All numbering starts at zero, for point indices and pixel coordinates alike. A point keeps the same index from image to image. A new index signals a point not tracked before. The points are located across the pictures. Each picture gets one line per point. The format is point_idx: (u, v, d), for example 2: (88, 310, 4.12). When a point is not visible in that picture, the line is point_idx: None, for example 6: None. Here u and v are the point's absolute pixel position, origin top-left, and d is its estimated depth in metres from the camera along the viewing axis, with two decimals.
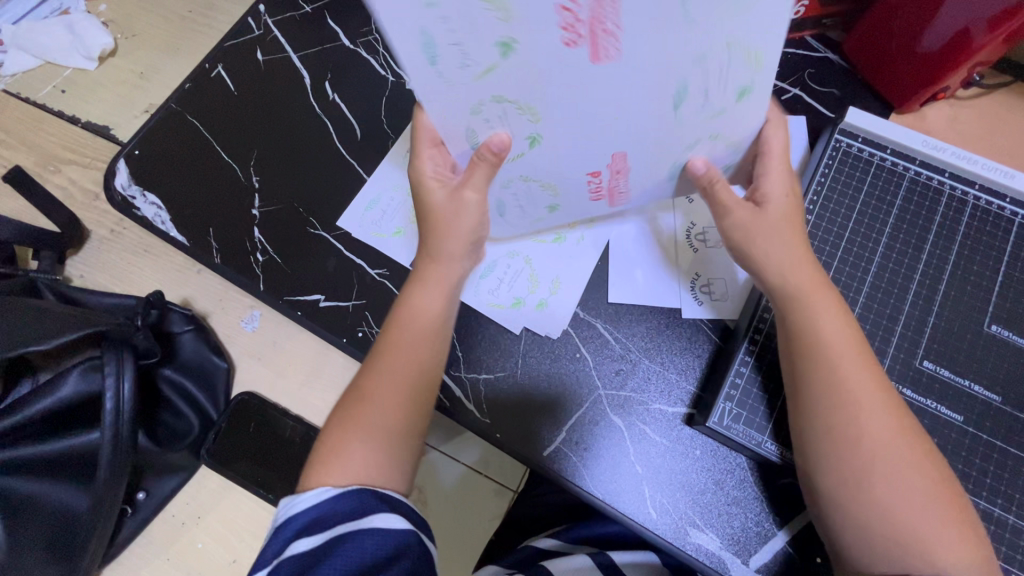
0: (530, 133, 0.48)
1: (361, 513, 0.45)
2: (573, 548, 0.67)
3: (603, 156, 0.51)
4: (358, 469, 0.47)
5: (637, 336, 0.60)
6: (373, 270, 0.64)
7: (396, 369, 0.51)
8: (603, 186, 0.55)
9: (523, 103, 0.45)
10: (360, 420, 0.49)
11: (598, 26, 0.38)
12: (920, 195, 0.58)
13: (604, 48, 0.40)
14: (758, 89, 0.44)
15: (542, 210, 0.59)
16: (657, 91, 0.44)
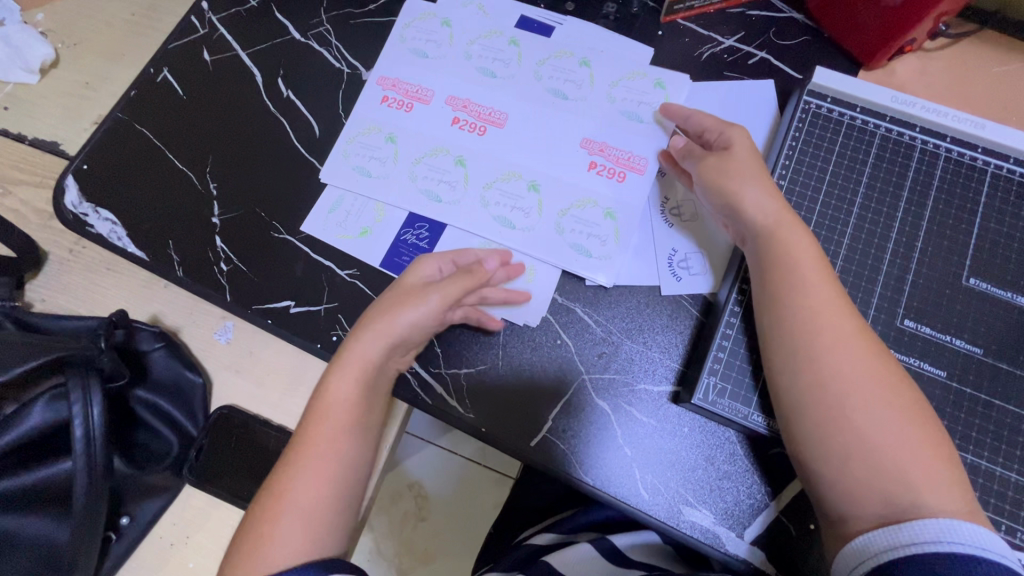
0: (527, 183, 0.62)
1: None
2: (573, 537, 0.67)
3: (582, 152, 0.63)
4: (294, 546, 0.48)
5: (618, 317, 0.59)
6: (343, 271, 0.62)
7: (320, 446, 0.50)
8: (617, 168, 0.62)
9: (499, 171, 0.63)
10: (284, 505, 0.49)
11: (481, 117, 0.64)
12: (893, 151, 0.57)
13: (494, 116, 0.64)
14: (612, 78, 0.65)
15: (604, 223, 0.61)
16: (571, 115, 0.64)
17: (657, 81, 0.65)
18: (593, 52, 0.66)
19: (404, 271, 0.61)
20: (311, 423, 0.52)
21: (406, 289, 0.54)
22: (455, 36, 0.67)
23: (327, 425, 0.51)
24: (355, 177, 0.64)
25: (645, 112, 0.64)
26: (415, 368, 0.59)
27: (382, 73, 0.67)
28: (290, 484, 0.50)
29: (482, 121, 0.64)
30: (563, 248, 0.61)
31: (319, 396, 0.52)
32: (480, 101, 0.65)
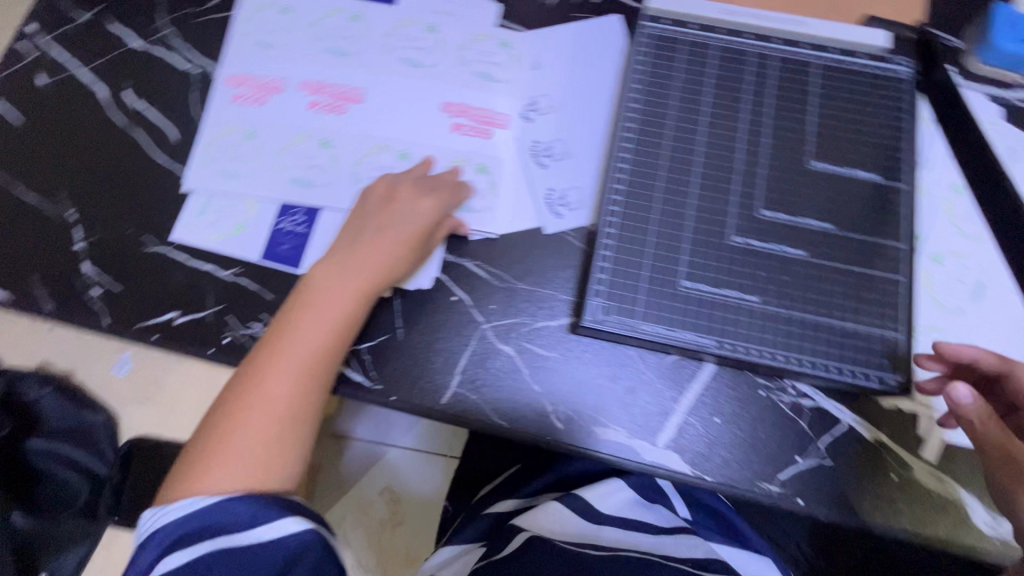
0: (396, 154, 0.62)
1: (249, 524, 0.45)
2: (533, 499, 0.72)
3: (445, 115, 0.63)
4: (247, 470, 0.48)
5: (510, 264, 0.60)
6: (226, 271, 0.60)
7: (286, 373, 0.50)
8: (479, 126, 0.63)
9: (366, 145, 0.62)
10: (246, 426, 0.49)
11: (341, 97, 0.63)
12: (731, 60, 0.61)
13: (352, 94, 0.63)
14: (459, 34, 0.65)
15: (478, 177, 0.62)
16: (428, 79, 0.64)
17: (502, 41, 0.66)
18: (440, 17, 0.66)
19: (287, 260, 0.59)
20: (272, 351, 0.51)
21: (402, 216, 0.57)
22: (298, 20, 0.66)
23: (291, 360, 0.51)
24: (220, 179, 0.62)
25: (497, 70, 0.65)
26: None
27: (230, 71, 0.65)
28: (244, 412, 0.49)
29: (343, 98, 0.63)
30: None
31: (296, 317, 0.52)
32: (340, 80, 0.64)
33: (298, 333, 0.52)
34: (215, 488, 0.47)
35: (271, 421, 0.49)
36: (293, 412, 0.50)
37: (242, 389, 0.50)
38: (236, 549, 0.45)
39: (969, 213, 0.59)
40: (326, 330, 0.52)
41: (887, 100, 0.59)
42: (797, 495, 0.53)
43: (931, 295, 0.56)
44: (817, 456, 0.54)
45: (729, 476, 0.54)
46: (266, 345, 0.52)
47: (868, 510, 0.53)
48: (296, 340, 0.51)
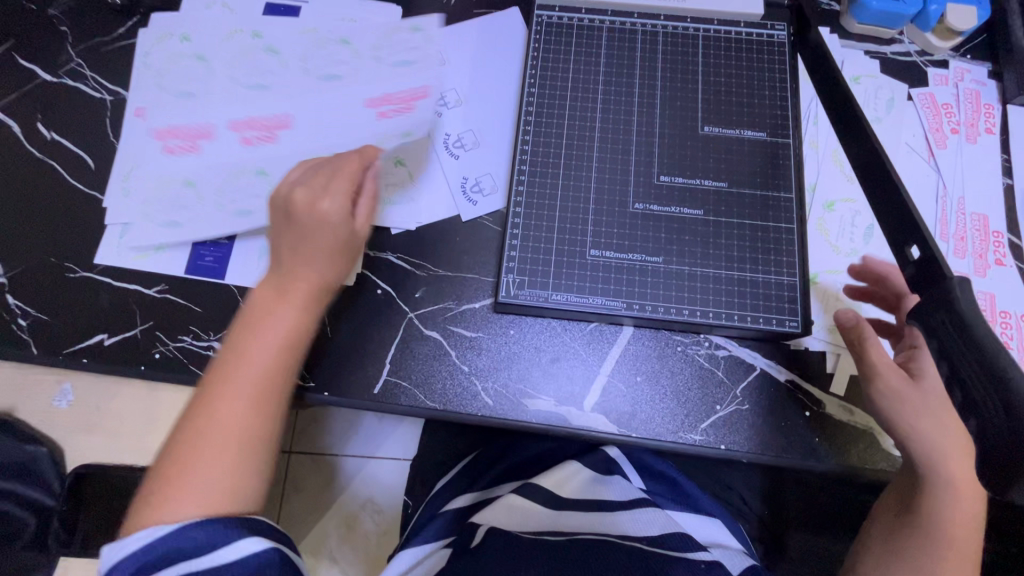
0: (391, 159, 0.64)
1: (210, 547, 0.42)
2: (490, 489, 0.72)
3: (369, 108, 0.64)
4: (207, 492, 0.44)
5: (431, 253, 0.62)
6: (151, 289, 0.61)
7: (244, 393, 0.47)
8: (403, 105, 0.65)
9: (305, 166, 0.62)
10: (206, 447, 0.45)
11: (271, 125, 0.64)
12: (621, 39, 0.64)
13: (281, 121, 0.64)
14: (351, 37, 0.67)
15: (398, 171, 0.63)
16: (334, 84, 0.66)
17: (413, 28, 0.68)
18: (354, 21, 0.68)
19: (210, 272, 0.61)
20: (216, 374, 0.48)
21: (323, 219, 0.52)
22: (196, 47, 0.67)
23: (244, 386, 0.47)
24: (144, 210, 0.62)
25: (397, 66, 0.66)
26: None
27: (137, 104, 0.66)
28: (200, 435, 0.45)
29: (278, 117, 0.64)
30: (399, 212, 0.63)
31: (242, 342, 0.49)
32: (270, 109, 0.65)
33: (249, 358, 0.48)
34: (173, 515, 0.43)
35: (235, 447, 0.46)
36: (259, 437, 0.47)
37: (194, 422, 0.46)
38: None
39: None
40: (279, 351, 0.49)
41: (768, 63, 0.63)
42: (720, 441, 0.56)
43: (826, 240, 0.60)
44: (736, 403, 0.56)
45: (654, 431, 0.56)
46: (216, 374, 0.48)
47: (787, 448, 0.55)
48: (252, 356, 0.49)
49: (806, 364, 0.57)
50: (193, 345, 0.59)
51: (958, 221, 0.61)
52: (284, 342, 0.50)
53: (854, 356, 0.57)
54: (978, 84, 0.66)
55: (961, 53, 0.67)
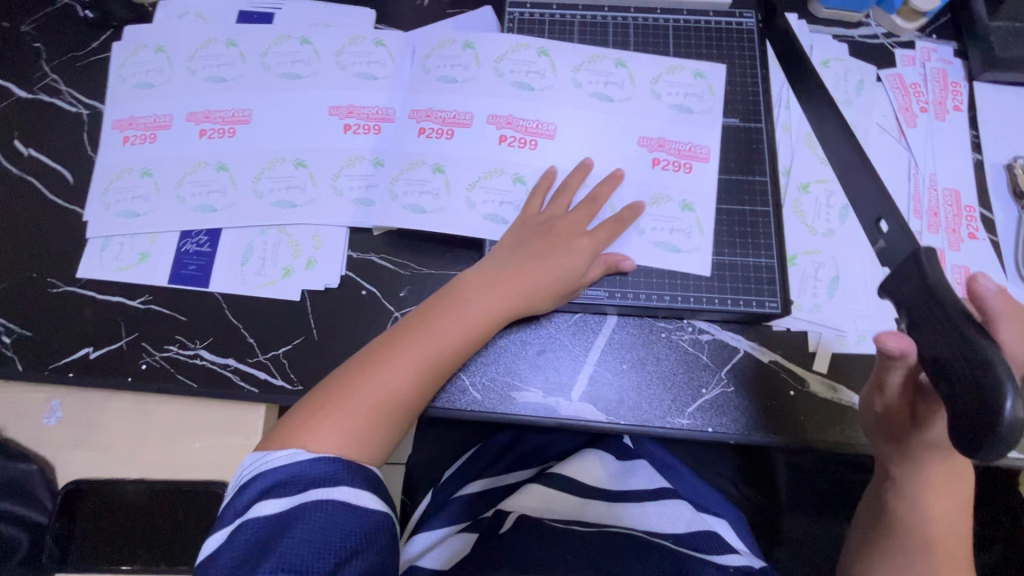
0: (511, 177, 0.61)
1: (333, 483, 0.44)
2: (500, 480, 0.74)
3: (642, 150, 0.61)
4: (342, 439, 0.47)
5: (414, 252, 0.62)
6: (135, 300, 0.61)
7: (412, 362, 0.50)
8: (681, 160, 0.61)
9: (480, 170, 0.61)
10: (350, 402, 0.48)
11: (443, 131, 0.62)
12: (592, 31, 0.66)
13: (461, 118, 0.63)
14: (326, 41, 0.68)
15: (516, 188, 0.61)
16: (310, 89, 0.66)
17: (540, 49, 0.64)
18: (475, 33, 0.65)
19: (193, 281, 0.61)
20: (437, 319, 0.53)
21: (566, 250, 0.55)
22: (171, 57, 0.67)
23: (427, 335, 0.51)
24: (124, 222, 0.62)
25: (376, 70, 0.67)
26: (232, 364, 0.59)
27: (115, 116, 0.66)
28: (348, 391, 0.49)
29: (426, 135, 0.63)
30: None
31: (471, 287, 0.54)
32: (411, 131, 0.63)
33: (458, 305, 0.53)
34: (311, 446, 0.46)
35: (374, 408, 0.48)
36: (396, 406, 0.49)
37: (360, 370, 0.50)
38: (322, 504, 0.43)
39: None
40: (511, 294, 0.54)
41: (739, 52, 0.65)
42: (708, 424, 0.56)
43: (803, 221, 0.61)
44: (722, 385, 0.57)
45: (642, 417, 0.57)
46: (420, 315, 0.53)
47: (773, 428, 0.56)
48: (438, 326, 0.52)
49: (789, 344, 0.58)
50: (180, 354, 0.59)
51: (931, 197, 0.63)
52: (505, 306, 0.54)
53: (834, 334, 0.58)
54: (945, 63, 0.68)
55: (927, 33, 0.69)
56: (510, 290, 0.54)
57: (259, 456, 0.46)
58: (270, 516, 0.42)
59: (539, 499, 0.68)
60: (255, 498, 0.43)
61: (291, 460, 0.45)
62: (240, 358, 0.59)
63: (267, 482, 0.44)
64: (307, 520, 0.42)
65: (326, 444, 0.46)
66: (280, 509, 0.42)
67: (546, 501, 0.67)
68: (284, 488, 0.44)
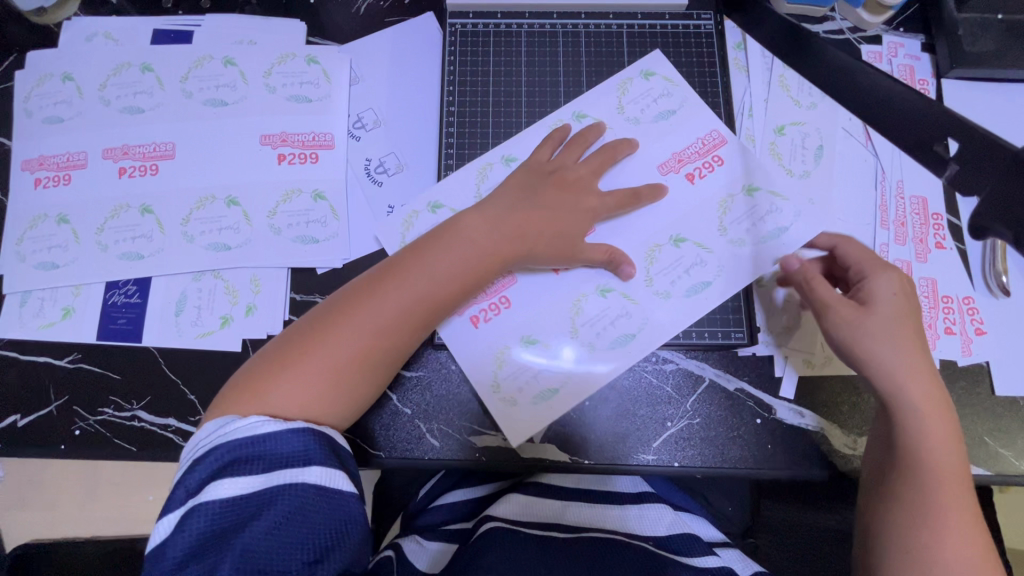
0: (598, 292, 0.56)
1: (303, 459, 0.43)
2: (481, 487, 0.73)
3: (673, 177, 0.59)
4: (310, 396, 0.46)
5: None
6: (63, 359, 0.56)
7: (389, 311, 0.49)
8: (708, 159, 0.59)
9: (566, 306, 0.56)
10: (325, 350, 0.47)
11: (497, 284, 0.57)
12: (540, 42, 0.62)
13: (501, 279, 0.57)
14: (255, 60, 0.62)
15: (608, 301, 0.56)
16: (238, 117, 0.61)
17: (505, 158, 0.59)
18: (433, 190, 0.59)
19: (125, 336, 0.56)
20: (412, 265, 0.51)
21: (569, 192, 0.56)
22: (81, 87, 0.61)
23: (409, 291, 0.50)
24: (43, 275, 0.57)
25: (310, 90, 0.62)
26: (172, 424, 0.55)
27: (23, 155, 0.60)
28: (322, 339, 0.48)
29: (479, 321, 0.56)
30: (686, 304, 0.56)
31: (451, 238, 0.52)
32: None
33: (445, 274, 0.51)
34: (280, 402, 0.45)
35: (350, 363, 0.48)
36: (378, 354, 0.49)
37: (336, 321, 0.48)
38: (288, 486, 0.41)
39: (791, 153, 0.61)
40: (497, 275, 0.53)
41: (696, 60, 0.62)
42: (673, 458, 0.55)
43: None
44: (687, 417, 0.55)
45: (607, 456, 0.55)
46: (401, 268, 0.51)
47: (740, 459, 0.55)
48: (417, 276, 0.50)
49: (758, 370, 0.56)
50: (115, 417, 0.55)
51: (898, 206, 0.60)
52: (494, 256, 0.53)
53: (801, 359, 0.56)
54: (912, 59, 0.64)
55: (894, 26, 0.65)
56: (497, 251, 0.53)
57: (217, 427, 0.43)
58: (227, 502, 0.40)
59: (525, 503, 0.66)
60: (210, 479, 0.41)
61: (263, 425, 0.43)
62: (181, 417, 0.55)
63: (224, 460, 0.41)
64: (282, 501, 0.41)
65: (299, 397, 0.46)
66: (243, 492, 0.40)
67: (532, 505, 0.65)
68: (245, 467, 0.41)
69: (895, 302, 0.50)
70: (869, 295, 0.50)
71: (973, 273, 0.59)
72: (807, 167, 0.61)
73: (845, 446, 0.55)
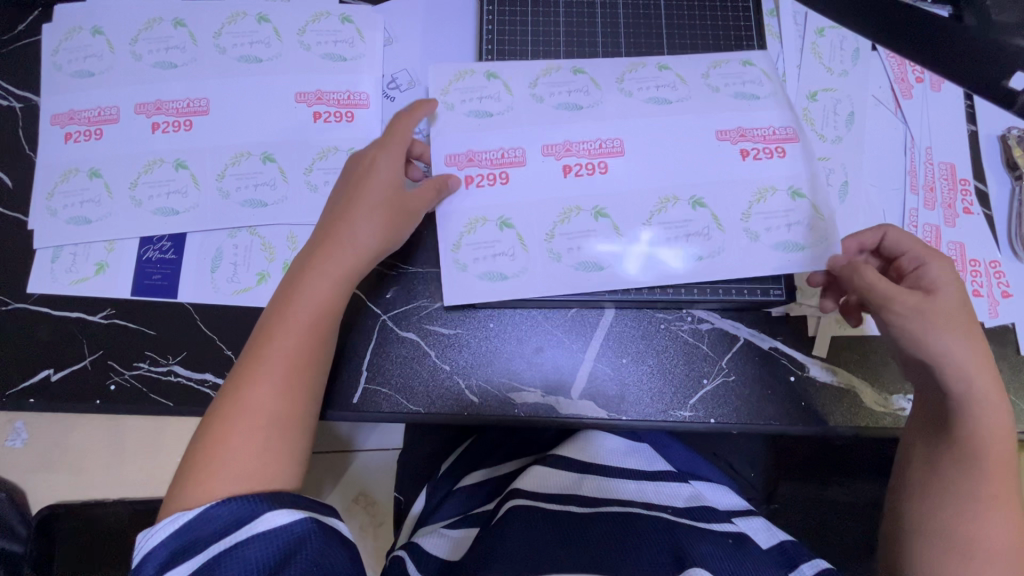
0: (688, 202, 0.57)
1: (237, 525, 0.39)
2: (500, 468, 0.73)
3: (551, 162, 0.58)
4: (241, 472, 0.42)
5: (401, 249, 0.58)
6: (96, 315, 0.56)
7: (283, 361, 0.46)
8: (769, 146, 0.58)
9: (652, 200, 0.57)
10: (232, 419, 0.43)
11: (595, 164, 0.57)
12: (578, 5, 0.63)
13: (514, 156, 0.58)
14: (290, 16, 0.62)
15: (698, 213, 0.57)
16: (272, 74, 0.60)
17: (574, 68, 0.60)
18: (496, 62, 0.60)
19: (160, 291, 0.56)
20: (279, 307, 0.48)
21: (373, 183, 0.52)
22: (112, 41, 0.60)
23: (259, 351, 0.46)
24: (75, 230, 0.57)
25: (346, 49, 0.62)
26: (209, 380, 0.55)
27: (53, 109, 0.59)
28: (228, 410, 0.44)
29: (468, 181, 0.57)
30: (768, 253, 0.56)
31: (301, 268, 0.49)
32: (488, 146, 0.58)
33: (292, 322, 0.47)
34: (216, 493, 0.41)
35: (249, 428, 0.43)
36: (293, 408, 0.45)
37: (217, 419, 0.44)
38: (230, 549, 0.39)
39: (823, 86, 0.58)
40: (346, 288, 0.50)
41: (732, 24, 0.63)
42: (710, 415, 0.55)
43: None
44: (722, 375, 0.56)
45: (644, 411, 0.55)
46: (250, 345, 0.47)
47: (774, 415, 0.56)
48: (285, 318, 0.47)
49: (793, 330, 0.57)
50: (151, 371, 0.55)
51: (927, 171, 0.61)
52: (348, 270, 0.50)
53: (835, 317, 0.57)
54: None
55: None
56: (348, 263, 0.50)
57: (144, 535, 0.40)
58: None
59: (542, 475, 0.65)
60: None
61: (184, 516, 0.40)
62: (218, 372, 0.55)
63: (158, 558, 0.39)
64: (231, 562, 0.38)
65: (234, 477, 0.42)
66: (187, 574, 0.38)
67: (547, 477, 0.64)
68: (184, 555, 0.39)
69: (956, 294, 0.47)
70: (931, 283, 0.48)
71: (1000, 238, 0.60)
72: (831, 205, 0.60)
73: (877, 403, 0.56)
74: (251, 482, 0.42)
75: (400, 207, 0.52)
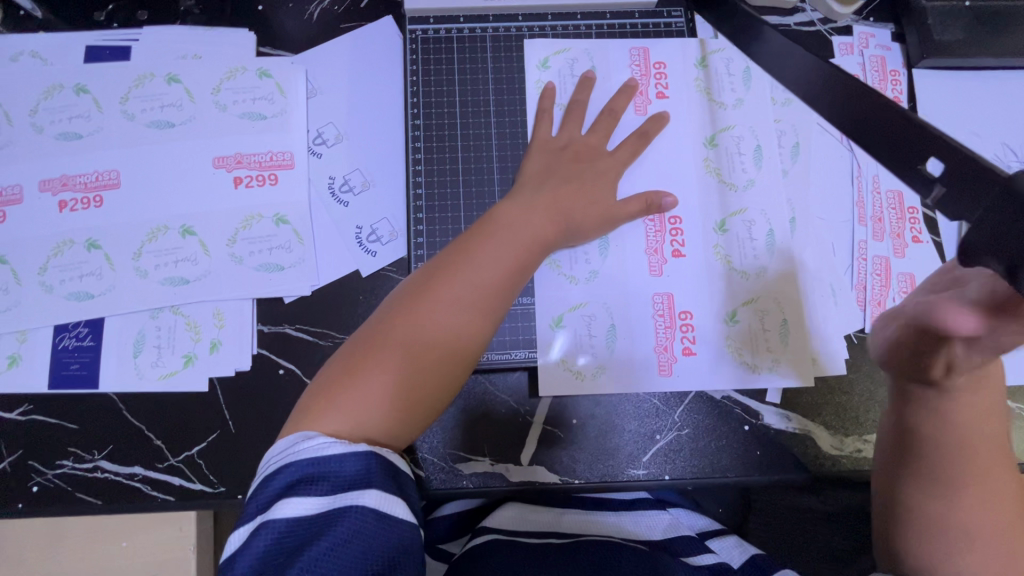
0: (711, 143, 0.59)
1: (364, 484, 0.37)
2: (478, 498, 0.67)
3: (668, 270, 0.57)
4: (363, 413, 0.41)
5: (338, 321, 0.55)
6: (12, 412, 0.52)
7: (452, 311, 0.45)
8: (653, 73, 0.60)
9: (709, 178, 0.59)
10: (390, 351, 0.43)
11: (673, 229, 0.58)
12: (505, 46, 0.60)
13: (666, 302, 0.56)
14: (202, 74, 0.58)
15: (726, 142, 0.59)
16: (189, 139, 0.57)
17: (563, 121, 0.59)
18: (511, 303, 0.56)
19: (78, 382, 0.53)
20: (463, 253, 0.48)
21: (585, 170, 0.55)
22: (9, 113, 0.56)
23: (466, 293, 0.46)
24: None
25: (264, 105, 0.58)
26: (139, 472, 0.52)
27: None
28: (389, 342, 0.43)
29: (666, 371, 0.55)
30: (755, 96, 0.60)
31: (475, 237, 0.49)
32: (647, 311, 0.56)
33: (470, 277, 0.46)
34: (342, 425, 0.40)
35: (427, 382, 0.43)
36: (439, 368, 0.44)
37: (370, 346, 0.43)
38: (349, 511, 0.36)
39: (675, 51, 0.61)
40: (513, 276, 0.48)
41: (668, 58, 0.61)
42: (663, 472, 0.54)
43: (721, 180, 0.59)
44: (675, 429, 0.55)
45: (596, 474, 0.54)
46: (437, 277, 0.46)
47: (730, 467, 0.54)
48: (464, 270, 0.47)
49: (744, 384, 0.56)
50: (76, 469, 0.52)
51: (874, 201, 0.59)
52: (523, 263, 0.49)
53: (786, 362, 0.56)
54: (883, 49, 0.63)
55: (864, 16, 0.64)
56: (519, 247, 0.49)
57: (289, 444, 0.39)
58: (290, 520, 0.36)
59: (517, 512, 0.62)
60: (277, 497, 0.37)
61: (330, 445, 0.38)
62: (148, 465, 0.52)
63: (290, 479, 0.37)
64: (338, 531, 0.36)
65: (357, 416, 0.41)
66: (307, 511, 0.36)
67: (524, 513, 0.61)
68: (309, 486, 0.37)
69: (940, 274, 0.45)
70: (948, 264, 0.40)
71: None
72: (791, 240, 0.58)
73: (833, 447, 0.55)
74: (368, 427, 0.41)
75: (604, 214, 0.54)
